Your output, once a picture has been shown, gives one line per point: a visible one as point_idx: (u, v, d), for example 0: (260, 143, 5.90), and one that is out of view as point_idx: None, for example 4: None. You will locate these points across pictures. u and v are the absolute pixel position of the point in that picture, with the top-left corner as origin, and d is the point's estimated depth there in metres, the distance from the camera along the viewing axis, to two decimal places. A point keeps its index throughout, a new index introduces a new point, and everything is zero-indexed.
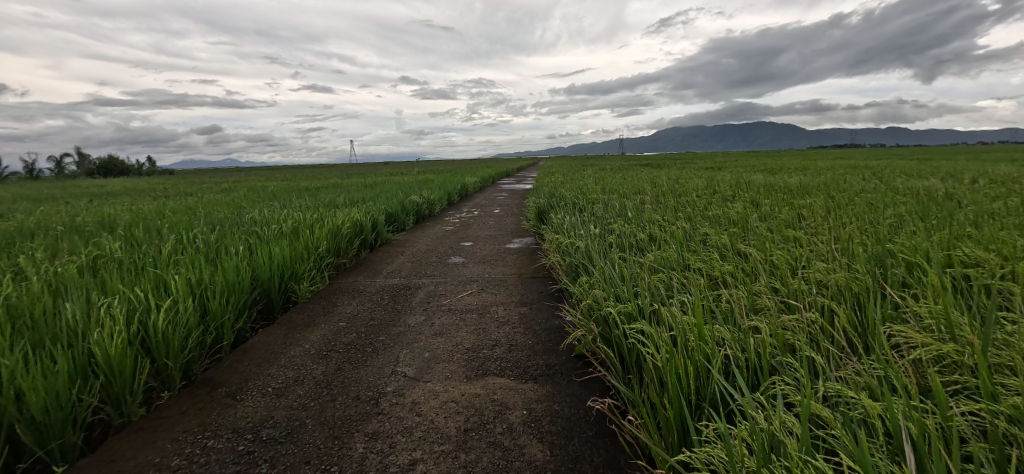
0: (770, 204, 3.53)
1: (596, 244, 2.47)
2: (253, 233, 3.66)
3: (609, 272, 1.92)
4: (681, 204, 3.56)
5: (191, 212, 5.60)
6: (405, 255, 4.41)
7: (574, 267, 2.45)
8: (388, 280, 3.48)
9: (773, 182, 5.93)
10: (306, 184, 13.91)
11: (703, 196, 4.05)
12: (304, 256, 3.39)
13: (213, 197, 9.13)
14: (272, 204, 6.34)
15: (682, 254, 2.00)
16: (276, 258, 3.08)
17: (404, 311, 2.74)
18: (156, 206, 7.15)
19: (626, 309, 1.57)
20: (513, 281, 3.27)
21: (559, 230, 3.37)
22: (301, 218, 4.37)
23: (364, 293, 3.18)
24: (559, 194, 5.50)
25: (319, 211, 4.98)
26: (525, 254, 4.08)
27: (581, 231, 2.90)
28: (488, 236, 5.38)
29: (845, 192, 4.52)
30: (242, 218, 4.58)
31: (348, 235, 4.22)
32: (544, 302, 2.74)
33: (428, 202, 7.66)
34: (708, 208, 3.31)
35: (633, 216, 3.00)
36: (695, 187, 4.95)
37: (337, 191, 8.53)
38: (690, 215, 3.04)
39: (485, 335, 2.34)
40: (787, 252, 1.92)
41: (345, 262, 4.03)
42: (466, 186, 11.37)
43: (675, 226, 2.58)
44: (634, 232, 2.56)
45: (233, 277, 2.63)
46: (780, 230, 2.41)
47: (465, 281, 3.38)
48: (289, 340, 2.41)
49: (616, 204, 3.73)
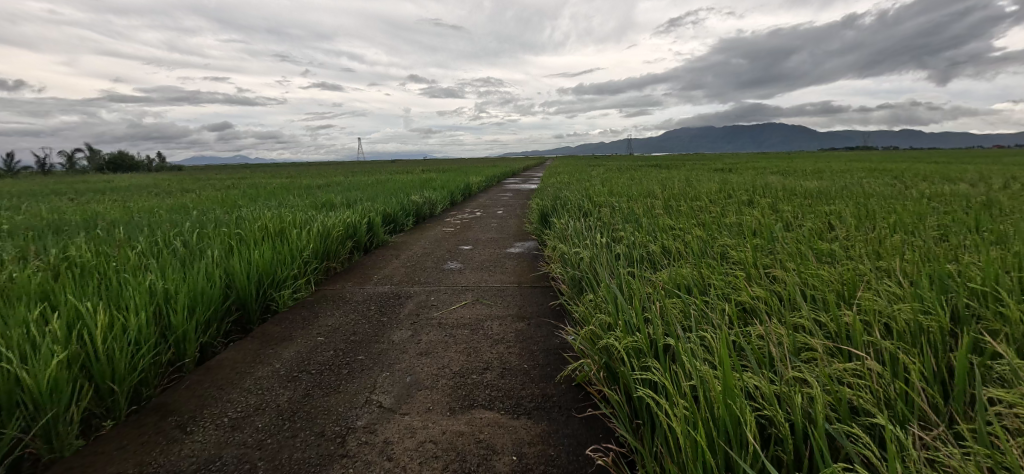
0: (794, 211, 3.22)
1: (601, 255, 2.20)
2: (235, 235, 3.43)
3: (616, 291, 1.67)
4: (695, 210, 3.28)
5: (178, 212, 5.38)
6: (399, 259, 4.16)
7: (576, 281, 2.20)
8: (378, 288, 3.24)
9: (792, 186, 5.57)
10: (308, 181, 13.65)
11: (718, 201, 3.75)
12: (288, 261, 3.17)
13: (207, 195, 8.86)
14: (265, 202, 6.10)
15: (701, 271, 1.72)
16: (255, 263, 2.86)
17: (389, 325, 2.49)
18: (147, 204, 6.93)
19: (635, 342, 1.32)
20: (512, 292, 3.01)
21: (563, 236, 3.11)
22: (289, 219, 4.13)
23: (350, 303, 2.95)
24: (564, 196, 5.21)
25: (309, 211, 4.73)
26: (526, 261, 3.82)
27: (586, 240, 2.65)
28: (488, 239, 5.11)
29: (873, 198, 4.18)
30: (228, 219, 4.35)
31: (338, 238, 3.98)
32: (544, 318, 2.48)
33: (429, 202, 7.39)
34: (725, 215, 3.02)
35: (643, 223, 2.73)
36: (710, 191, 4.64)
37: (336, 190, 8.28)
38: (706, 222, 2.76)
39: (476, 357, 2.09)
40: (824, 272, 1.65)
41: (334, 267, 3.79)
42: (469, 186, 11.11)
43: (691, 236, 2.30)
44: (645, 241, 2.29)
45: (202, 286, 2.41)
46: (811, 243, 2.13)
47: (460, 290, 3.13)
48: (259, 357, 2.18)
49: (625, 208, 3.46)
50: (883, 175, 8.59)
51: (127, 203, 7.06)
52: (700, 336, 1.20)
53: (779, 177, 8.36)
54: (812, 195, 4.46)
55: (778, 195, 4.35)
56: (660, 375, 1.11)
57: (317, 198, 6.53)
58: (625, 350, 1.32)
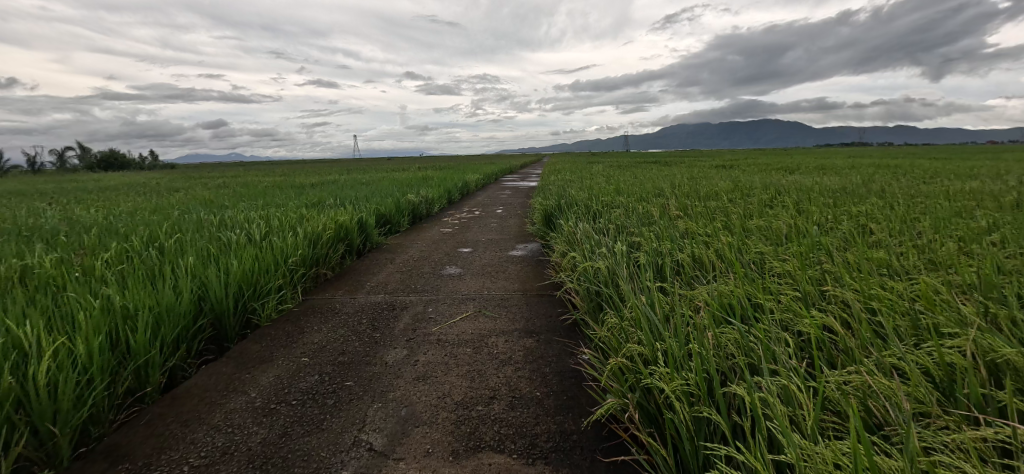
0: (821, 212, 2.98)
1: (622, 265, 1.94)
2: (214, 241, 3.15)
3: (646, 312, 1.42)
4: (715, 211, 3.04)
5: (156, 214, 5.03)
6: (394, 264, 3.89)
7: (593, 295, 1.95)
8: (371, 297, 2.99)
9: (807, 184, 5.34)
10: (300, 179, 13.21)
11: (736, 201, 3.51)
12: (271, 269, 2.91)
13: (191, 195, 8.41)
14: (251, 203, 5.76)
15: (748, 288, 1.47)
16: (233, 272, 2.60)
17: (382, 344, 2.23)
18: (129, 205, 6.56)
19: (682, 385, 1.06)
20: (517, 302, 2.75)
21: (572, 241, 2.88)
22: (276, 222, 3.84)
23: (340, 314, 2.69)
24: (569, 195, 4.95)
25: (298, 212, 4.43)
26: (530, 265, 3.59)
27: (598, 246, 2.40)
28: (489, 241, 4.85)
29: (898, 197, 3.94)
30: (208, 222, 4.04)
31: (329, 241, 3.71)
32: (554, 333, 2.25)
33: (426, 202, 7.08)
34: (749, 217, 2.77)
35: (662, 226, 2.50)
36: (724, 190, 4.39)
37: (329, 190, 7.94)
38: (731, 226, 2.52)
39: (480, 382, 1.84)
40: (893, 291, 1.40)
41: (324, 273, 3.52)
42: (467, 184, 10.81)
43: (723, 243, 2.03)
44: (670, 250, 2.03)
45: (169, 303, 2.14)
46: (858, 251, 1.90)
47: (460, 300, 2.86)
48: (232, 383, 1.91)
49: (637, 209, 3.22)
50: (894, 171, 8.35)
51: (103, 204, 6.62)
52: (772, 382, 0.96)
53: (787, 174, 8.10)
54: (831, 193, 4.22)
55: (797, 194, 4.09)
56: (742, 443, 0.88)
57: (306, 198, 6.19)
58: (671, 395, 1.06)
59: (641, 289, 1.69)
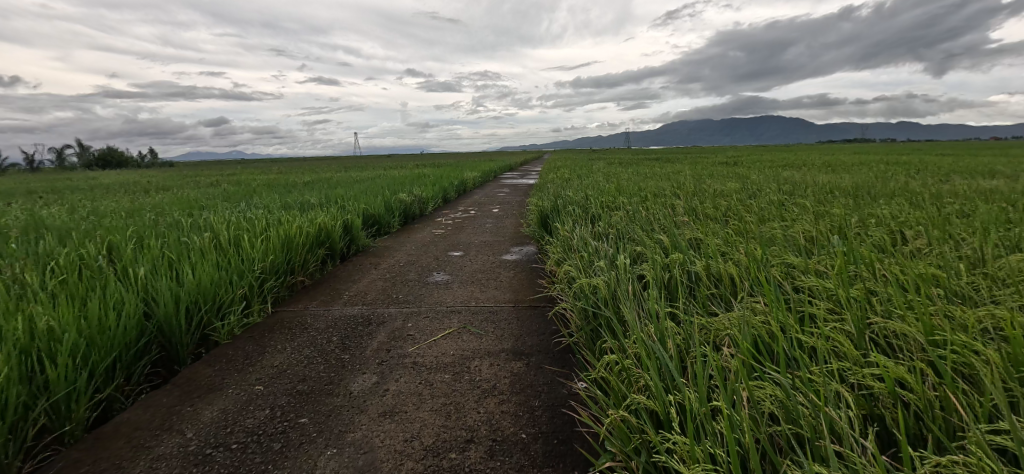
0: (844, 215, 2.68)
1: (624, 280, 1.66)
2: (176, 247, 2.88)
3: (656, 348, 1.15)
4: (725, 215, 2.75)
5: (125, 215, 4.71)
6: (377, 270, 3.62)
7: (590, 316, 1.68)
8: (348, 308, 2.72)
9: (820, 183, 5.04)
10: (295, 179, 12.89)
11: (747, 203, 3.23)
12: (236, 278, 2.63)
13: (173, 195, 8.04)
14: (230, 204, 5.44)
15: (782, 320, 1.19)
16: (188, 282, 2.32)
17: (350, 368, 1.96)
18: (102, 205, 6.22)
19: (705, 466, 0.78)
20: (507, 317, 2.46)
21: (568, 248, 2.62)
22: (248, 225, 3.55)
23: (310, 329, 2.42)
24: (567, 195, 4.67)
25: (276, 214, 4.15)
26: (523, 271, 3.32)
27: (598, 256, 2.13)
28: (483, 243, 4.57)
29: (922, 197, 3.64)
30: (176, 225, 3.75)
31: (306, 247, 3.43)
32: (546, 356, 1.97)
33: (418, 201, 6.78)
34: (765, 222, 2.50)
35: (668, 233, 2.22)
36: (733, 190, 4.10)
37: (316, 188, 7.62)
38: (745, 233, 2.24)
39: (457, 420, 1.56)
40: (968, 325, 1.11)
41: (301, 281, 3.25)
42: (463, 182, 10.51)
43: (742, 256, 1.75)
44: (680, 263, 1.74)
45: (102, 322, 1.87)
46: (900, 267, 1.61)
47: (444, 313, 2.58)
48: (169, 418, 1.65)
49: (640, 211, 2.94)
50: (909, 170, 8.03)
51: (77, 205, 6.27)
52: None
53: (797, 173, 7.79)
54: (847, 193, 3.93)
55: (811, 194, 3.81)
56: None
57: (291, 198, 5.88)
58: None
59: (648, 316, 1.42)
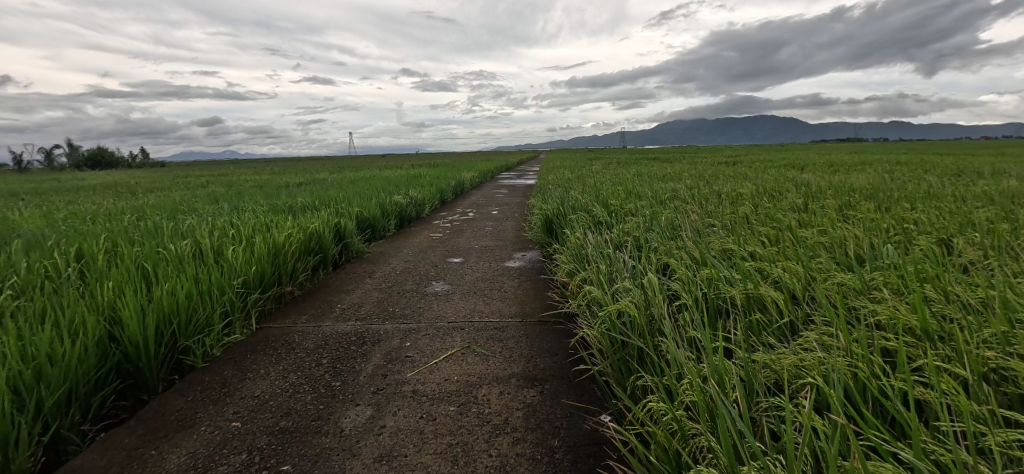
0: (878, 220, 2.48)
1: (656, 301, 1.43)
2: (151, 256, 2.62)
3: (717, 400, 0.93)
4: (749, 220, 2.55)
5: (99, 221, 4.38)
6: (372, 279, 3.39)
7: (617, 344, 1.45)
8: (340, 324, 2.49)
9: (834, 183, 4.85)
10: (286, 179, 12.46)
11: (768, 206, 3.02)
12: (216, 292, 2.39)
13: (156, 198, 7.67)
14: (214, 208, 5.12)
15: (863, 361, 0.98)
16: (160, 300, 2.07)
17: (341, 399, 1.73)
18: (76, 209, 5.85)
19: None
20: (515, 334, 2.24)
21: (580, 258, 2.41)
22: (232, 231, 3.28)
23: (297, 350, 2.18)
24: (572, 197, 4.45)
25: (263, 219, 3.87)
26: (528, 280, 3.10)
27: (617, 270, 1.91)
28: (484, 247, 4.34)
29: (949, 199, 3.46)
30: (151, 232, 3.46)
31: (294, 254, 3.18)
32: (563, 384, 1.76)
33: (414, 204, 6.51)
34: (795, 227, 2.29)
35: (693, 241, 2.01)
36: (748, 193, 3.89)
37: (306, 191, 7.32)
38: (777, 242, 2.04)
39: (465, 467, 1.34)
40: None
41: (290, 292, 3.02)
42: (460, 183, 10.27)
43: (790, 272, 1.52)
44: (718, 279, 1.52)
45: (55, 351, 1.63)
46: (973, 286, 1.41)
47: (445, 330, 2.34)
48: (128, 467, 1.41)
49: (656, 217, 2.73)
50: (919, 170, 7.82)
51: (48, 209, 5.83)
52: None
53: (805, 172, 7.59)
54: (869, 195, 3.73)
55: (832, 196, 3.60)
56: None
57: (280, 201, 5.56)
58: None
59: (690, 353, 1.20)
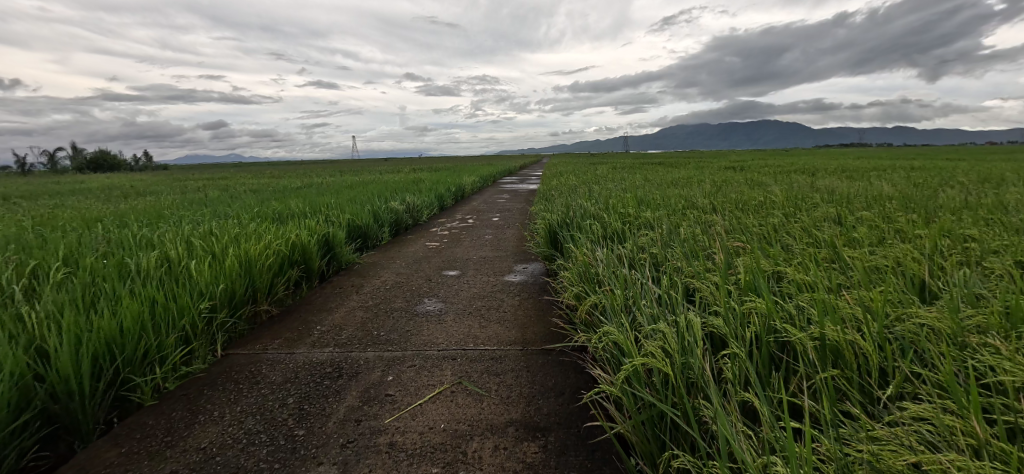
0: (931, 235, 2.18)
1: (693, 345, 1.14)
2: (106, 273, 2.34)
3: None
4: (781, 234, 2.25)
5: (67, 230, 4.06)
6: (359, 294, 3.10)
7: (641, 400, 1.15)
8: (317, 351, 2.19)
9: (860, 191, 4.53)
10: (283, 183, 12.12)
11: (798, 218, 2.72)
12: (175, 314, 2.11)
13: (141, 203, 7.34)
14: (196, 215, 4.82)
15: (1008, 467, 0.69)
16: (103, 326, 1.80)
17: (303, 456, 1.43)
18: (51, 216, 5.52)
19: None
20: (515, 368, 1.93)
21: (589, 277, 2.12)
22: (205, 242, 2.99)
23: (263, 384, 1.89)
24: (578, 205, 4.16)
25: (242, 228, 3.57)
26: (529, 297, 2.81)
27: (636, 299, 1.63)
28: (483, 258, 4.05)
29: (993, 210, 3.15)
30: (117, 243, 3.15)
31: (273, 267, 2.89)
32: (571, 437, 1.46)
33: (410, 211, 6.21)
34: (837, 244, 1.99)
35: (723, 262, 1.72)
36: (769, 202, 3.59)
37: (298, 197, 7.00)
38: (822, 263, 1.74)
39: None
40: None
41: (266, 311, 2.73)
42: (460, 189, 9.98)
43: (858, 313, 1.23)
44: (768, 320, 1.23)
45: None
46: None
47: (435, 360, 2.04)
48: None
49: (674, 230, 2.43)
50: (947, 177, 7.38)
51: (19, 215, 5.47)
52: None
53: (824, 178, 7.22)
54: (906, 205, 3.40)
55: (865, 206, 3.27)
56: None
57: (265, 208, 5.22)
58: None
59: (744, 431, 0.92)
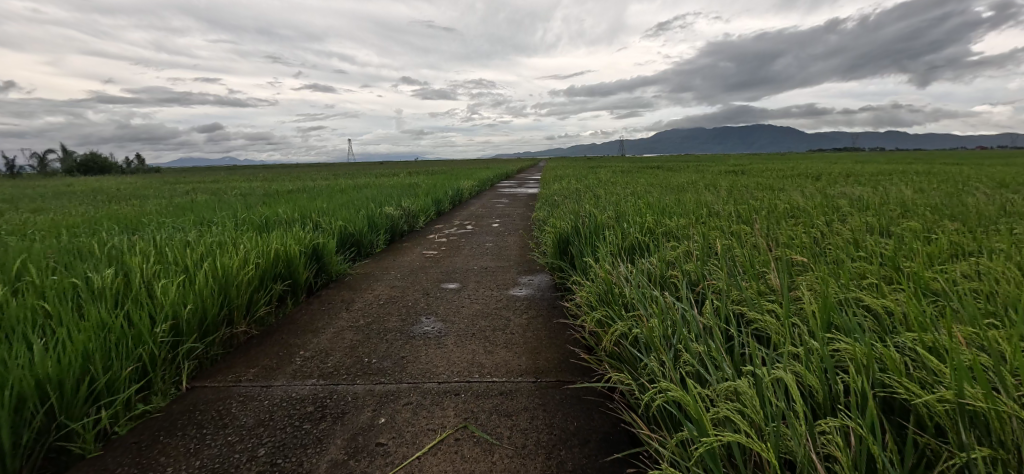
0: (998, 248, 1.92)
1: (784, 411, 0.87)
2: (56, 294, 2.03)
3: None
4: (827, 247, 1.99)
5: (27, 240, 3.69)
6: (350, 310, 2.82)
7: None
8: (298, 383, 1.90)
9: (884, 197, 4.28)
10: (273, 187, 11.72)
11: (837, 227, 2.46)
12: (132, 342, 1.82)
13: (117, 208, 6.89)
14: (174, 223, 4.45)
15: None
16: (38, 361, 1.51)
17: None
18: (15, 222, 5.10)
19: None
20: (529, 406, 1.65)
21: (611, 298, 1.87)
22: (175, 254, 2.68)
23: (232, 429, 1.59)
24: (587, 212, 3.90)
25: (222, 237, 3.25)
26: (538, 315, 2.55)
27: (678, 331, 1.37)
28: (485, 268, 3.78)
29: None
30: (76, 256, 2.82)
31: (252, 282, 2.59)
32: None
33: (406, 218, 5.90)
34: (898, 261, 1.74)
35: (778, 284, 1.46)
36: (794, 209, 3.34)
37: (287, 201, 6.63)
38: (891, 286, 1.49)
39: None
40: None
41: (244, 333, 2.43)
42: (458, 193, 9.68)
43: (984, 360, 0.96)
44: (867, 372, 0.97)
45: None
46: None
47: (436, 395, 1.76)
48: None
49: (703, 241, 2.17)
50: (960, 181, 7.17)
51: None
52: None
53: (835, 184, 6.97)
54: (946, 213, 3.14)
55: (901, 215, 3.03)
56: None
57: (251, 214, 4.86)
58: None
59: None
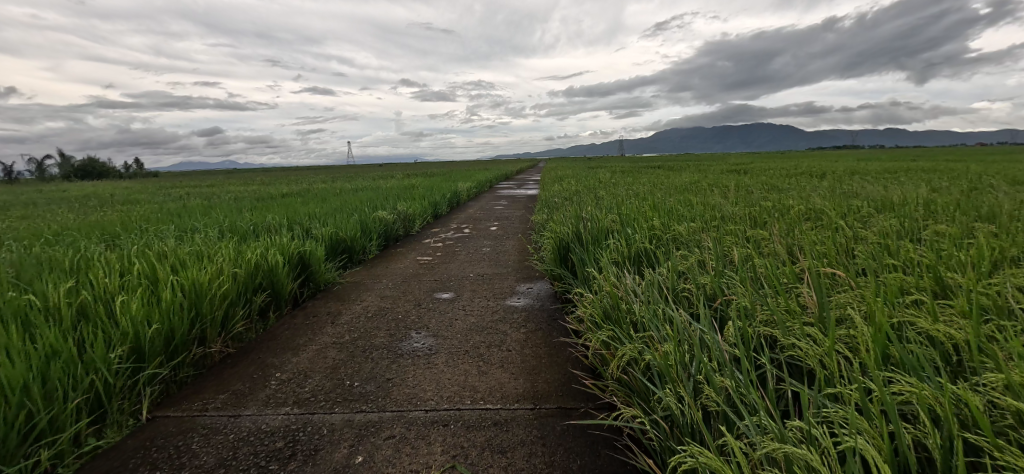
0: None
1: None
2: (6, 313, 1.84)
3: None
4: (857, 255, 1.79)
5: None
6: (336, 324, 2.63)
7: None
8: (270, 413, 1.70)
9: (902, 197, 4.07)
10: (267, 191, 11.50)
11: (862, 232, 2.26)
12: (85, 365, 1.64)
13: (103, 214, 6.68)
14: (156, 231, 4.24)
15: None
16: None
17: None
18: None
19: None
20: (527, 440, 1.45)
21: (618, 314, 1.68)
22: (146, 265, 2.49)
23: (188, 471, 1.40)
24: (589, 216, 3.70)
25: (201, 247, 3.06)
26: (537, 330, 2.36)
27: (698, 361, 1.19)
28: (482, 276, 3.58)
29: None
30: (40, 268, 2.62)
31: (227, 295, 2.40)
32: None
33: (401, 223, 5.68)
34: (940, 270, 1.55)
35: (811, 302, 1.27)
36: (810, 212, 3.13)
37: (278, 206, 6.41)
38: (941, 303, 1.30)
39: None
40: None
41: (219, 352, 2.25)
42: (456, 196, 9.46)
43: None
44: (944, 423, 0.78)
45: None
46: None
47: (423, 426, 1.56)
48: None
49: (717, 249, 1.98)
50: (977, 178, 6.90)
51: None
52: None
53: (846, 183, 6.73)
54: (975, 214, 2.92)
55: (926, 217, 2.82)
56: None
57: (239, 220, 4.66)
58: None
59: None
